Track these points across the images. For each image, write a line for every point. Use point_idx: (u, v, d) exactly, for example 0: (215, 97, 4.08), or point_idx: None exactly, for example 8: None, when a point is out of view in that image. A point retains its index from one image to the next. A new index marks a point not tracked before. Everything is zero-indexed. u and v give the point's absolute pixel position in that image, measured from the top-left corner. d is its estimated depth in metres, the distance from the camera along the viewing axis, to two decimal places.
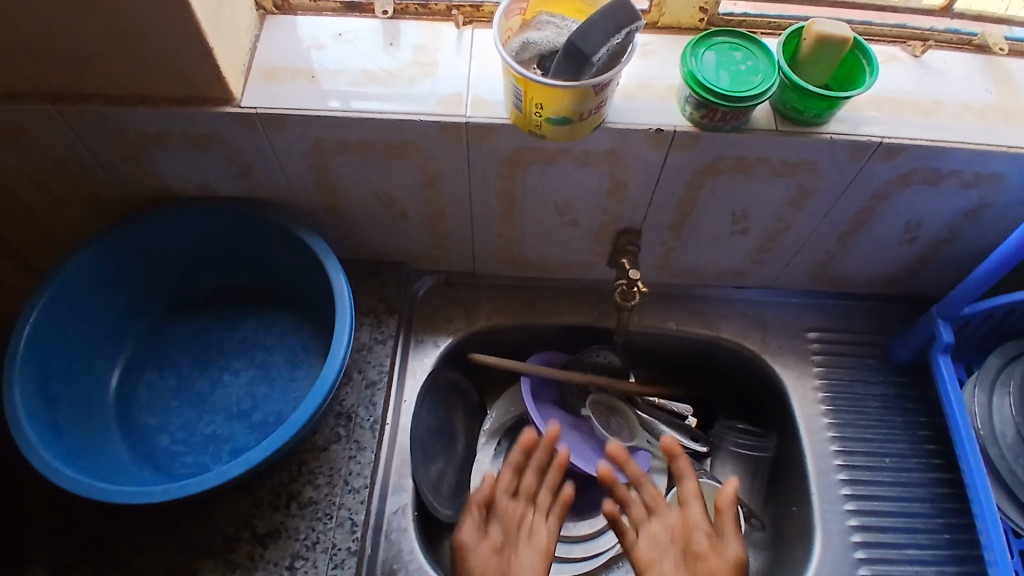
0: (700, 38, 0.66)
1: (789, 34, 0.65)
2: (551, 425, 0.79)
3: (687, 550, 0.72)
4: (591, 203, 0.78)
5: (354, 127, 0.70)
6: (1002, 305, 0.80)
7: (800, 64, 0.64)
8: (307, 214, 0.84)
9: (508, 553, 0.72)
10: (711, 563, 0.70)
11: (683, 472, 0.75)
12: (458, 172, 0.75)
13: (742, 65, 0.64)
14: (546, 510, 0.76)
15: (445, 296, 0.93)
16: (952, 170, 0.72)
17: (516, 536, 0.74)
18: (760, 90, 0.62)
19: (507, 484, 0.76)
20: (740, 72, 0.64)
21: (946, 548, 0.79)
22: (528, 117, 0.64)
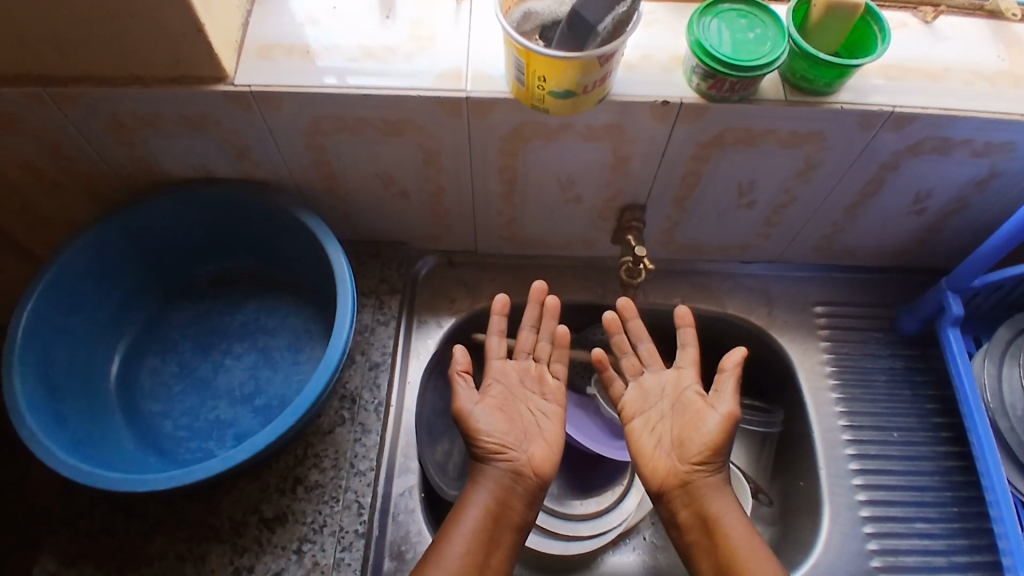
0: (706, 5, 0.64)
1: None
2: (539, 280, 0.79)
3: (678, 404, 0.75)
4: (594, 178, 0.77)
5: (350, 105, 0.68)
6: (1013, 277, 0.79)
7: (809, 31, 0.62)
8: (305, 194, 0.83)
9: (508, 406, 0.76)
10: (700, 416, 0.72)
11: (686, 339, 0.76)
12: (457, 150, 0.73)
13: (749, 33, 0.62)
14: (548, 362, 0.79)
15: (448, 275, 0.92)
16: (962, 139, 0.70)
17: (517, 387, 0.77)
18: (767, 59, 0.60)
19: (501, 344, 0.78)
20: (746, 40, 0.62)
21: (954, 520, 0.79)
22: (529, 90, 0.62)
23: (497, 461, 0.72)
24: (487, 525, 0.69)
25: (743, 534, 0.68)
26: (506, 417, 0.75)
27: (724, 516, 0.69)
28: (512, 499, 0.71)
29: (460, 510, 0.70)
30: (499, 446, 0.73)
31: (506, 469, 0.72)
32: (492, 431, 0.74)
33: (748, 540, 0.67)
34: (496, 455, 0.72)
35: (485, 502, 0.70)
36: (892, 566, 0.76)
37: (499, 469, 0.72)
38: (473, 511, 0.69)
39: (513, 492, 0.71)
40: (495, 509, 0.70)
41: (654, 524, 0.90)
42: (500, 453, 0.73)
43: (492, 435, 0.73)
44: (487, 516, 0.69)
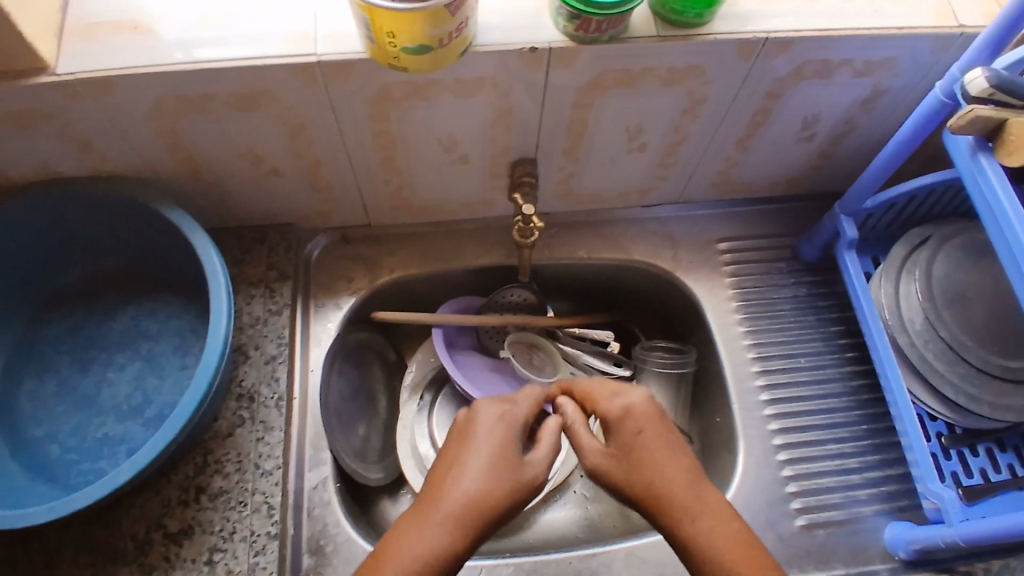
0: None
1: None
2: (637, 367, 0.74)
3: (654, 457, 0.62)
4: (477, 136, 0.73)
5: (196, 81, 0.61)
6: (902, 194, 0.80)
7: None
8: (171, 186, 0.76)
9: (492, 466, 0.57)
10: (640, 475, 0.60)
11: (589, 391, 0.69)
12: (324, 120, 0.68)
13: None
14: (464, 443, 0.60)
15: (342, 254, 0.87)
16: (843, 60, 0.69)
17: (502, 436, 0.60)
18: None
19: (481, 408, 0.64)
20: None
21: (867, 438, 0.81)
22: (382, 48, 0.57)
23: (455, 523, 0.53)
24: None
25: (721, 551, 0.53)
26: (480, 476, 0.56)
27: (699, 533, 0.54)
28: (447, 563, 0.52)
29: (372, 567, 0.51)
30: (442, 506, 0.54)
31: (480, 528, 0.54)
32: (457, 491, 0.55)
33: (725, 557, 0.52)
34: (430, 503, 0.55)
35: (412, 568, 0.51)
36: (808, 490, 0.78)
37: (450, 538, 0.53)
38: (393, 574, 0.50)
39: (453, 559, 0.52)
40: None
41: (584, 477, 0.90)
42: (450, 523, 0.53)
43: (465, 501, 0.54)
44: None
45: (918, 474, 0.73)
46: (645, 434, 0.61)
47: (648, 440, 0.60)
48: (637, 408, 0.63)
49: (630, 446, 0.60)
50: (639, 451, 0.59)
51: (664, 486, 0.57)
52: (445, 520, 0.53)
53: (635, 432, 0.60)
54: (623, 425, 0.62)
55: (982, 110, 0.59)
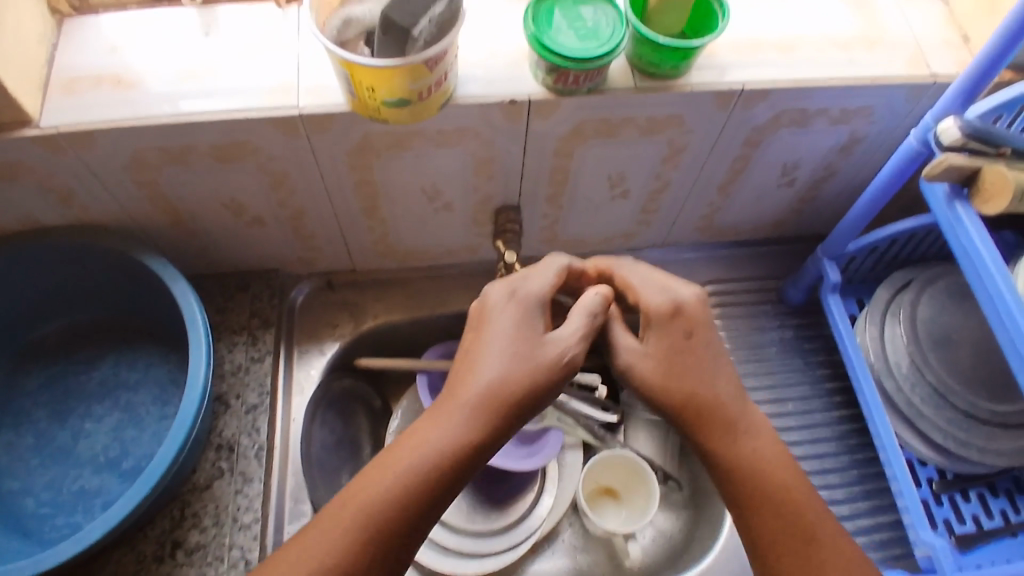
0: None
1: None
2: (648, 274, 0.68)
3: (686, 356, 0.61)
4: (460, 184, 0.73)
5: (178, 133, 0.62)
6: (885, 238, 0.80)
7: (653, 12, 0.60)
8: (154, 235, 0.76)
9: (516, 350, 0.56)
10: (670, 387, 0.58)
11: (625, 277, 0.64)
12: (307, 170, 0.68)
13: (588, 23, 0.60)
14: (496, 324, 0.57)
15: (326, 301, 0.86)
16: (819, 109, 0.70)
17: (517, 319, 0.57)
18: (607, 49, 0.58)
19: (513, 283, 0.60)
20: (586, 30, 0.59)
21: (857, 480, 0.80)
22: (362, 102, 0.57)
23: (478, 407, 0.54)
24: (443, 472, 0.52)
25: (748, 471, 0.56)
26: (505, 358, 0.55)
27: (731, 452, 0.57)
28: (462, 450, 0.53)
29: (399, 446, 0.53)
30: (465, 391, 0.55)
31: (506, 410, 0.54)
32: (479, 374, 0.55)
33: (752, 479, 0.56)
34: (457, 388, 0.55)
35: (435, 448, 0.52)
36: None
37: (474, 419, 0.54)
38: (417, 453, 0.52)
39: (469, 447, 0.53)
40: (449, 461, 0.52)
41: (573, 526, 0.87)
42: (470, 410, 0.54)
43: (486, 387, 0.54)
44: (439, 465, 0.52)
45: (905, 512, 0.73)
46: (693, 339, 0.59)
47: (695, 346, 0.59)
48: (687, 309, 0.60)
49: (670, 344, 0.59)
50: (687, 355, 0.59)
51: (709, 397, 0.58)
52: (466, 407, 0.54)
53: (682, 333, 0.59)
54: (670, 323, 0.60)
55: (954, 159, 0.61)
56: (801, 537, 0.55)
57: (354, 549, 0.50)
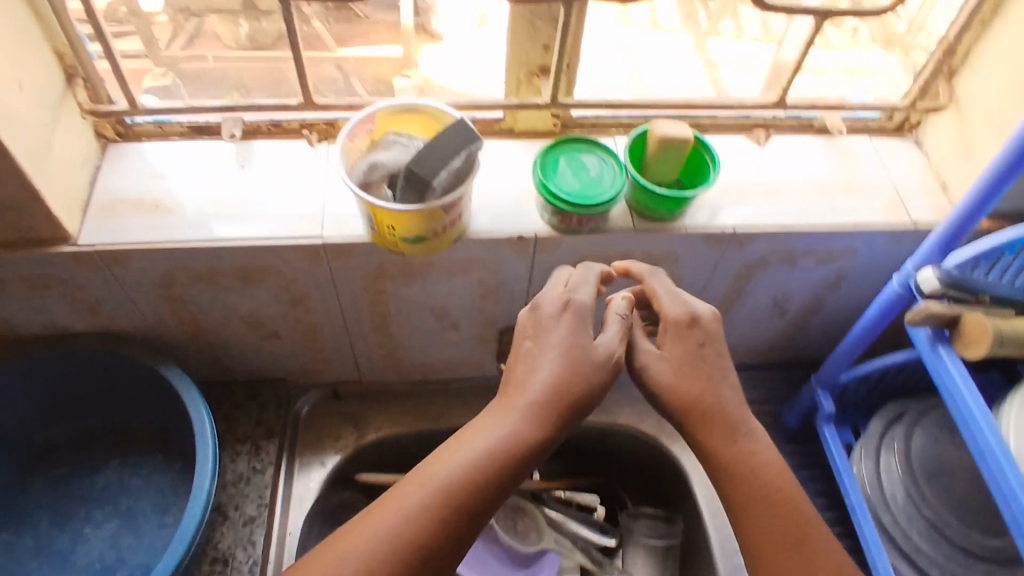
0: (551, 146, 0.67)
1: (635, 136, 0.67)
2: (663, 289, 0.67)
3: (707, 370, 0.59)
4: (467, 307, 0.77)
5: (207, 256, 0.66)
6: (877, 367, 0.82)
7: (649, 163, 0.65)
8: (170, 344, 0.79)
9: (564, 354, 0.56)
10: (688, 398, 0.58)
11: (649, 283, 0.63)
12: (324, 291, 0.72)
13: (592, 172, 0.66)
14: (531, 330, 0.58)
15: (331, 411, 0.88)
16: (806, 250, 0.75)
17: (566, 327, 0.57)
18: (607, 198, 0.64)
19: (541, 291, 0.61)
20: (589, 179, 0.65)
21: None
22: (382, 237, 0.62)
23: (532, 408, 0.55)
24: (498, 471, 0.52)
25: (742, 483, 0.56)
26: (556, 362, 0.56)
27: (727, 458, 0.56)
28: (518, 452, 0.53)
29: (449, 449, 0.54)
30: (520, 394, 0.55)
31: (560, 411, 0.55)
32: (532, 379, 0.56)
33: (746, 490, 0.55)
34: (509, 394, 0.56)
35: (490, 449, 0.53)
36: None
37: (528, 422, 0.54)
38: (468, 454, 0.53)
39: (524, 449, 0.53)
40: (504, 461, 0.53)
41: None
42: (527, 412, 0.54)
43: (543, 392, 0.55)
44: (493, 463, 0.52)
45: None
46: (704, 350, 0.58)
47: (710, 355, 0.58)
48: (705, 323, 0.59)
49: (686, 356, 0.58)
50: (702, 363, 0.58)
51: (719, 406, 0.57)
52: (523, 410, 0.55)
53: (694, 346, 0.58)
54: (688, 331, 0.59)
55: (934, 307, 0.64)
56: (796, 544, 0.54)
57: (406, 548, 0.50)
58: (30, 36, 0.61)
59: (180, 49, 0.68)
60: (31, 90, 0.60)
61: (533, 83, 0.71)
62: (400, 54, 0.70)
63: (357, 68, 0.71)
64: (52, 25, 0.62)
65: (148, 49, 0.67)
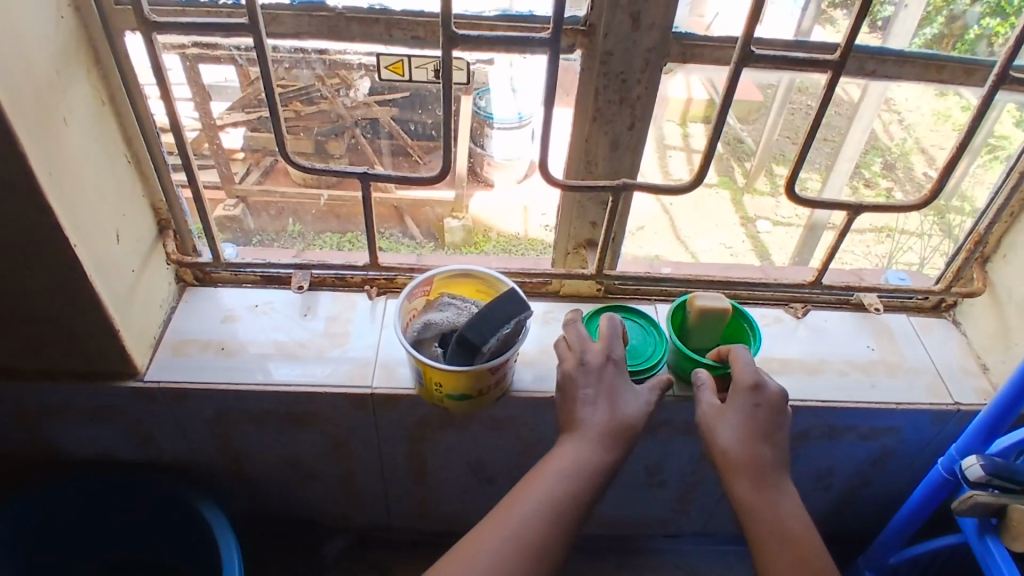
0: (594, 312, 0.70)
1: (674, 307, 0.68)
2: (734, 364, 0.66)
3: (763, 435, 0.57)
4: (505, 462, 0.78)
5: (263, 398, 0.70)
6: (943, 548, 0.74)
7: (686, 332, 0.67)
8: (211, 480, 0.81)
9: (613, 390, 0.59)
10: (737, 451, 0.57)
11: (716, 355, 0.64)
12: (367, 438, 0.74)
13: (632, 339, 0.69)
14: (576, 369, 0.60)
15: (358, 559, 0.88)
16: (846, 426, 0.75)
17: (613, 378, 0.59)
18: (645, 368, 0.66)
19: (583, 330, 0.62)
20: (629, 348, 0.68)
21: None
22: (428, 393, 0.65)
23: (596, 448, 0.56)
24: (579, 493, 0.54)
25: (771, 543, 0.54)
26: (609, 407, 0.58)
27: (758, 515, 0.55)
28: (595, 474, 0.55)
29: (524, 489, 0.55)
30: (582, 424, 0.58)
31: (620, 449, 0.57)
32: (592, 411, 0.58)
33: (775, 548, 0.53)
34: (573, 435, 0.57)
35: (565, 487, 0.54)
36: None
37: (597, 458, 0.56)
38: (552, 486, 0.54)
39: (600, 473, 0.55)
40: (580, 495, 0.54)
41: None
42: (598, 439, 0.57)
43: (606, 420, 0.57)
44: (574, 487, 0.54)
45: None
46: (759, 412, 0.58)
47: (760, 416, 0.58)
48: (769, 392, 0.59)
49: (745, 416, 0.58)
50: (750, 419, 0.58)
51: (757, 459, 0.56)
52: (590, 437, 0.57)
53: (755, 407, 0.58)
54: (742, 395, 0.59)
55: (981, 496, 0.62)
56: None
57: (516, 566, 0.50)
58: (135, 195, 0.68)
59: (252, 183, 0.72)
60: (127, 241, 0.67)
61: (580, 254, 0.77)
62: (453, 198, 0.74)
63: (412, 209, 0.75)
64: (154, 183, 0.70)
65: (224, 182, 0.72)
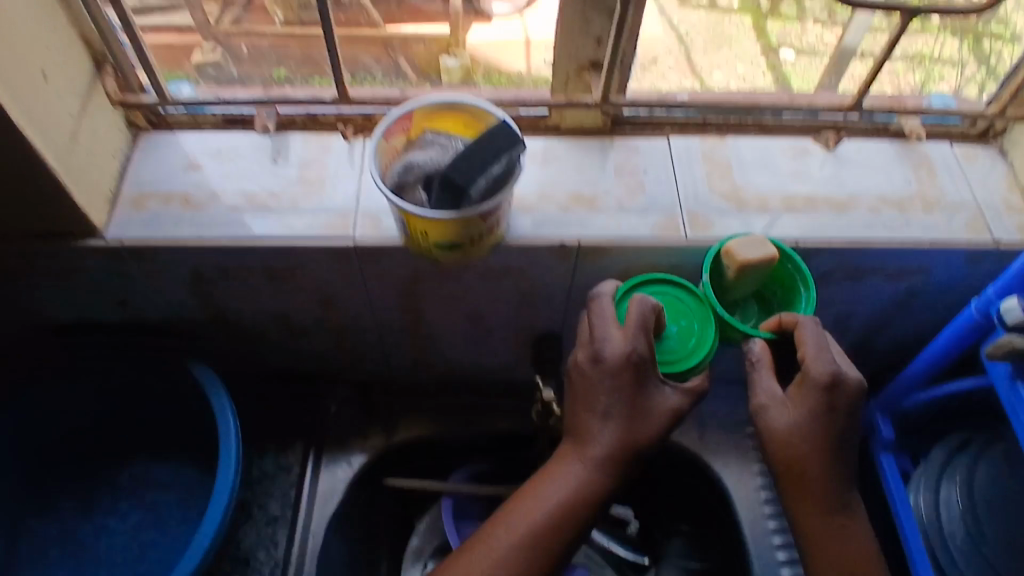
0: (623, 297, 0.63)
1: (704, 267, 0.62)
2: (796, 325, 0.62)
3: (831, 435, 0.57)
4: (503, 313, 0.74)
5: (237, 255, 0.64)
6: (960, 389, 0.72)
7: (727, 285, 0.63)
8: (200, 338, 0.78)
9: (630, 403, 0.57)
10: (806, 458, 0.57)
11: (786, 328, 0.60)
12: (354, 290, 0.69)
13: (676, 321, 0.63)
14: (596, 375, 0.58)
15: (361, 410, 0.84)
16: (871, 267, 0.69)
17: (632, 385, 0.57)
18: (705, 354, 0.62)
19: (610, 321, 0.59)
20: (677, 333, 0.62)
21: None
22: (415, 244, 0.59)
23: (598, 465, 0.57)
24: (568, 520, 0.56)
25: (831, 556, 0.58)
26: (624, 421, 0.57)
27: (819, 530, 0.58)
28: (588, 500, 0.57)
29: (513, 510, 0.57)
30: (586, 443, 0.58)
31: (627, 468, 0.57)
32: (606, 429, 0.57)
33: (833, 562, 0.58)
34: (577, 448, 0.58)
35: (554, 514, 0.56)
36: None
37: (598, 480, 0.57)
38: (539, 513, 0.56)
39: (593, 499, 0.57)
40: (568, 522, 0.56)
41: None
42: (601, 463, 0.57)
43: (612, 443, 0.57)
44: (564, 512, 0.56)
45: None
46: (830, 412, 0.57)
47: (831, 418, 0.57)
48: (846, 384, 0.57)
49: (816, 413, 0.57)
50: (821, 424, 0.57)
51: (816, 475, 0.57)
52: (592, 461, 0.57)
53: (828, 402, 0.57)
54: (814, 395, 0.57)
55: (1018, 343, 0.58)
56: None
57: None
58: (58, 25, 0.58)
59: (232, 24, 0.66)
60: (58, 80, 0.58)
61: (582, 79, 0.66)
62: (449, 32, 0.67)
63: (405, 50, 0.68)
64: (78, 12, 0.60)
65: (201, 27, 0.66)
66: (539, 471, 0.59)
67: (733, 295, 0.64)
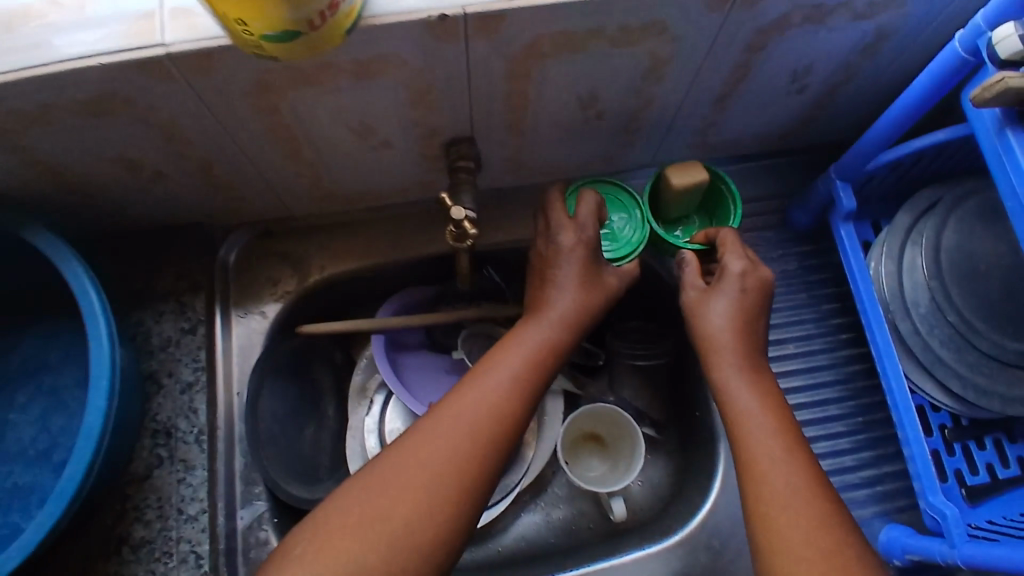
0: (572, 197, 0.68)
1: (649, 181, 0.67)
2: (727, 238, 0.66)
3: (748, 316, 0.59)
4: (395, 120, 0.60)
5: (31, 93, 0.49)
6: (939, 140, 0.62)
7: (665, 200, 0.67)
8: (43, 204, 0.64)
9: (584, 275, 0.61)
10: (722, 338, 0.59)
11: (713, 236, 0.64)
12: (196, 114, 0.55)
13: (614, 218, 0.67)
14: (552, 253, 0.62)
15: (262, 251, 0.75)
16: (838, 3, 0.55)
17: (583, 262, 0.61)
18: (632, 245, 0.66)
19: (559, 216, 0.63)
20: (615, 227, 0.67)
21: (843, 455, 0.71)
22: (239, 40, 0.44)
23: (556, 324, 0.60)
24: (527, 379, 0.56)
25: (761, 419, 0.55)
26: (577, 288, 0.61)
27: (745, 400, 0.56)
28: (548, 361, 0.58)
29: (471, 380, 0.56)
30: (546, 307, 0.60)
31: (577, 333, 0.61)
32: (562, 293, 0.61)
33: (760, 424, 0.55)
34: (538, 315, 0.60)
35: (516, 373, 0.56)
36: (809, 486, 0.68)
37: (554, 337, 0.59)
38: (501, 371, 0.56)
39: (551, 362, 0.58)
40: (526, 385, 0.56)
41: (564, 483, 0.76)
42: (559, 323, 0.60)
43: (570, 304, 0.60)
44: (525, 370, 0.57)
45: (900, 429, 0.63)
46: (746, 295, 0.60)
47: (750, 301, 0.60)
48: (757, 275, 0.61)
49: (735, 300, 0.60)
50: (743, 303, 0.60)
51: (746, 347, 0.59)
52: (553, 322, 0.60)
53: (743, 291, 0.60)
54: (740, 277, 0.60)
55: (1014, 81, 0.46)
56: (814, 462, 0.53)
57: (454, 445, 0.51)
58: None
59: None
60: None
61: None
62: None
63: None
64: None
65: None
66: (501, 342, 0.60)
67: (672, 212, 0.68)
